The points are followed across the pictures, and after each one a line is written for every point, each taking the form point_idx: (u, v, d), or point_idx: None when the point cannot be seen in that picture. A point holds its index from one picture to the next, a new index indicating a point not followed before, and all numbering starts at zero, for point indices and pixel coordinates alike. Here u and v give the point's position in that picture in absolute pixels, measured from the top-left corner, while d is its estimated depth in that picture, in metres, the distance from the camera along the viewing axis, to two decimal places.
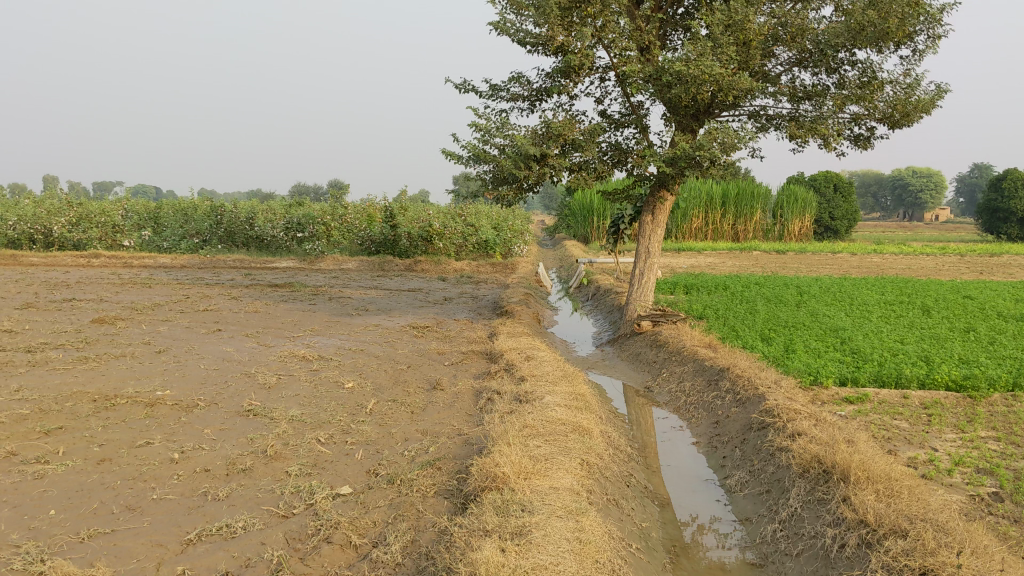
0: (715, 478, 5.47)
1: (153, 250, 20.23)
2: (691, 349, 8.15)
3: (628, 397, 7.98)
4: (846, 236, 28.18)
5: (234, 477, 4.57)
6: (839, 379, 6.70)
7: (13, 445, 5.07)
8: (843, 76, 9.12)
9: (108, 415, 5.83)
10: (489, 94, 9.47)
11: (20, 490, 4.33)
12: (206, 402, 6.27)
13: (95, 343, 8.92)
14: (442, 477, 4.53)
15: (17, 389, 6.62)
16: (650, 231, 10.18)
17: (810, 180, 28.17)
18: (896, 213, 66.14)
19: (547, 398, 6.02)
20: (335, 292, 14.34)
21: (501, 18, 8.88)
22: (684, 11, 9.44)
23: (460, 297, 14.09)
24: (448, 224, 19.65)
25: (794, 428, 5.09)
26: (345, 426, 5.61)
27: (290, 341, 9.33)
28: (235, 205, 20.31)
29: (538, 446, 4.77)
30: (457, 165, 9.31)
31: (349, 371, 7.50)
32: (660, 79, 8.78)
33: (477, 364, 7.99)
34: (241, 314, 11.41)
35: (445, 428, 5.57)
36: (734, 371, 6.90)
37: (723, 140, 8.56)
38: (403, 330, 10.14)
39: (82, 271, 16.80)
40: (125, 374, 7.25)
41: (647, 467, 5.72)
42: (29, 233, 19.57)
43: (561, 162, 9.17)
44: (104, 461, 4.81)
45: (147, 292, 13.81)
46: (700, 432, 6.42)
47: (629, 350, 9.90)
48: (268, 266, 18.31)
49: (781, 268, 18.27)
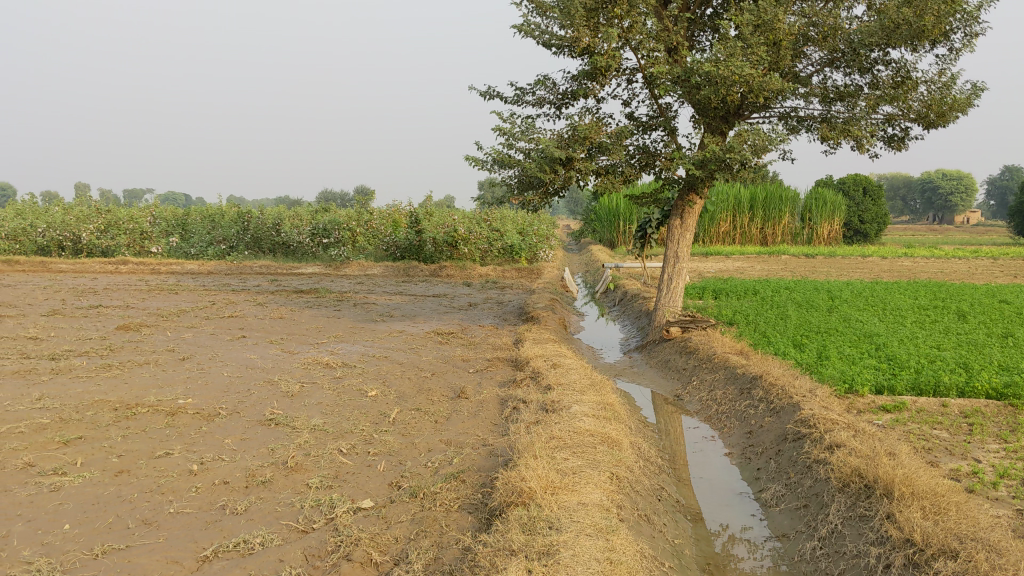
0: (749, 491, 5.28)
1: (180, 256, 20.28)
2: (721, 357, 7.95)
3: (657, 405, 7.79)
4: (877, 239, 27.74)
5: (253, 490, 4.45)
6: (874, 387, 6.48)
7: (31, 456, 4.98)
8: (876, 76, 8.90)
9: (128, 425, 5.74)
10: (515, 98, 9.33)
11: (35, 504, 4.24)
12: (227, 410, 6.16)
13: (119, 351, 8.86)
14: (467, 491, 4.39)
15: (39, 397, 6.56)
16: (679, 235, 10.01)
17: (839, 183, 27.78)
18: (925, 216, 65.33)
19: (574, 407, 5.85)
20: (359, 297, 14.25)
21: (526, 20, 8.73)
22: (713, 12, 9.28)
23: (486, 303, 13.94)
24: (473, 228, 19.51)
25: (832, 439, 4.90)
26: (367, 436, 5.48)
27: (314, 348, 9.22)
28: (262, 211, 20.45)
29: (566, 459, 4.61)
30: (481, 169, 9.16)
31: (372, 379, 7.36)
32: (688, 80, 8.61)
33: (502, 372, 7.84)
34: (265, 321, 11.32)
35: (470, 439, 5.43)
36: (767, 379, 6.70)
37: (754, 142, 8.38)
38: (428, 337, 10.02)
39: (109, 277, 16.84)
40: (148, 383, 7.16)
41: (678, 479, 5.55)
42: (58, 240, 19.69)
43: (588, 166, 9.03)
44: (121, 473, 4.71)
45: (173, 299, 13.79)
46: (733, 443, 6.24)
47: (658, 357, 9.72)
48: (294, 272, 18.28)
49: (812, 272, 17.95)
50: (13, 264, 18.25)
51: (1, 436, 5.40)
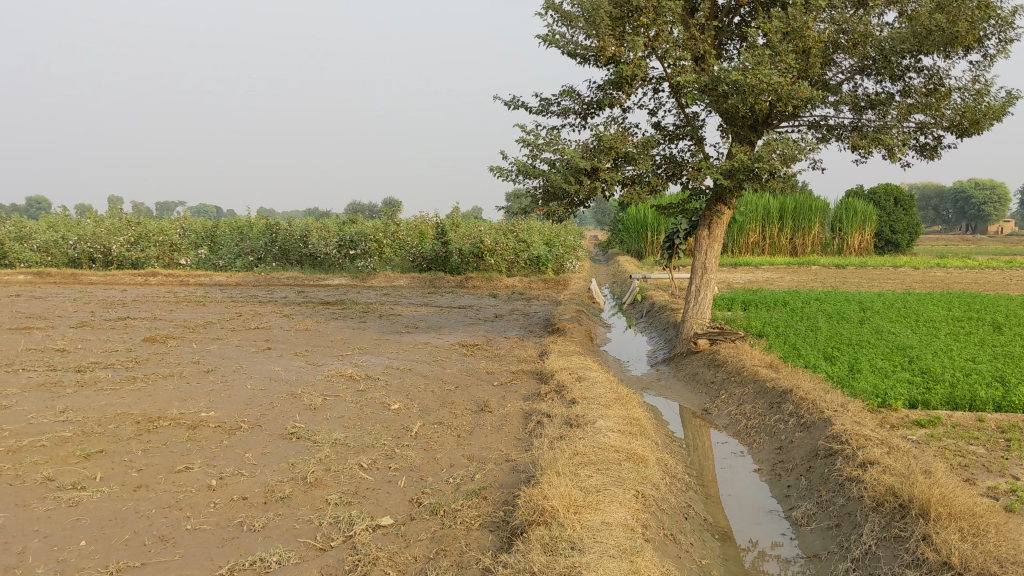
0: (779, 509, 5.14)
1: (209, 268, 20.38)
2: (750, 370, 7.80)
3: (685, 419, 7.66)
4: (908, 250, 27.32)
5: (271, 507, 4.38)
6: (908, 401, 6.31)
7: (51, 470, 4.95)
8: (908, 84, 8.74)
9: (150, 438, 5.71)
10: (539, 108, 9.26)
11: (53, 519, 4.20)
12: (249, 424, 6.11)
13: (144, 363, 8.85)
14: (488, 508, 4.30)
15: (63, 409, 6.54)
16: (707, 246, 9.87)
17: (870, 193, 27.41)
18: (958, 226, 64.45)
19: (598, 422, 5.73)
20: (385, 309, 14.22)
21: (550, 30, 8.66)
22: (741, 20, 9.17)
23: (512, 315, 13.84)
24: (500, 239, 19.42)
25: (865, 456, 4.75)
26: (389, 451, 5.41)
27: (338, 360, 9.18)
28: (290, 223, 20.57)
29: (589, 476, 4.50)
30: (505, 179, 9.09)
31: (396, 392, 7.29)
32: (716, 89, 8.50)
33: (527, 385, 7.74)
34: (291, 333, 11.30)
35: (492, 454, 5.34)
36: (797, 393, 6.54)
37: (782, 151, 8.25)
38: (453, 349, 9.95)
39: (138, 289, 16.95)
40: (171, 395, 7.13)
41: (705, 497, 5.41)
42: (89, 252, 19.85)
43: (613, 176, 8.94)
44: (140, 488, 4.66)
45: (201, 310, 13.84)
46: (762, 458, 6.10)
47: (686, 369, 9.57)
48: (320, 284, 18.30)
49: (843, 283, 17.69)
50: (44, 276, 18.45)
51: (23, 449, 5.38)
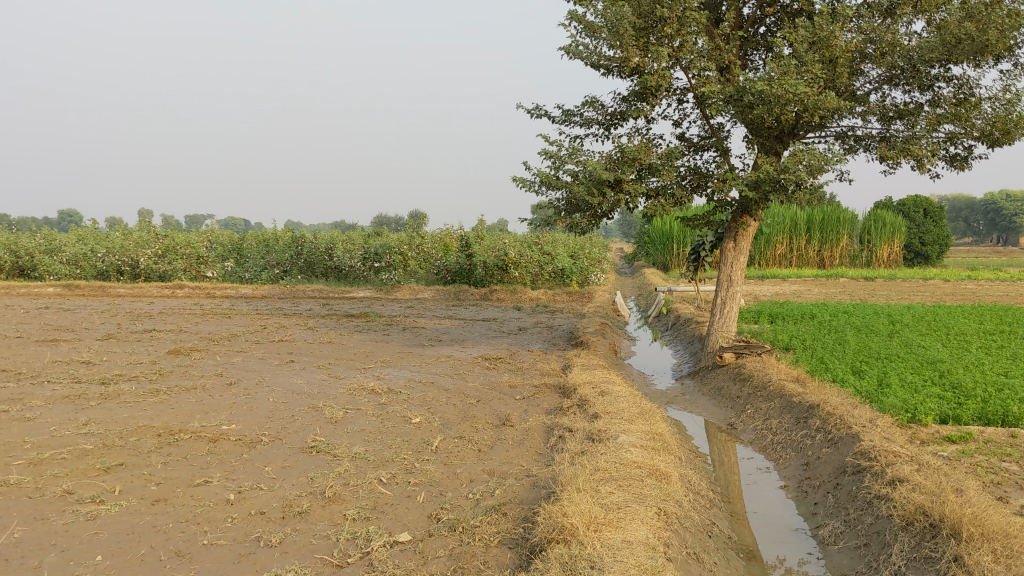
0: (806, 527, 5.03)
1: (235, 280, 20.48)
2: (777, 384, 7.68)
3: (710, 434, 7.55)
4: (938, 262, 26.95)
5: (289, 522, 4.34)
6: (939, 416, 6.17)
7: (71, 483, 4.94)
8: (937, 93, 8.61)
9: (170, 451, 5.69)
10: (562, 119, 9.20)
11: (70, 533, 4.18)
12: (269, 437, 6.08)
13: (168, 375, 8.87)
14: (508, 525, 4.23)
15: (85, 422, 6.55)
16: (732, 258, 9.77)
17: (899, 205, 27.08)
18: (990, 238, 63.61)
19: (621, 437, 5.65)
20: (409, 322, 14.19)
21: (573, 41, 8.61)
22: (767, 30, 9.09)
23: (536, 328, 13.77)
24: (524, 252, 19.34)
25: (894, 474, 4.63)
26: (408, 465, 5.36)
27: (361, 373, 9.15)
28: (315, 236, 20.63)
29: (610, 492, 4.43)
30: (528, 191, 9.04)
31: (417, 406, 7.24)
32: (741, 99, 8.41)
33: (550, 399, 7.66)
34: (314, 345, 11.29)
35: (513, 469, 5.28)
36: (825, 408, 6.42)
37: (809, 162, 8.15)
38: (476, 362, 9.90)
39: (165, 301, 17.04)
40: (193, 408, 7.13)
41: (730, 514, 5.31)
42: (116, 264, 20.00)
43: (637, 188, 8.87)
44: (158, 502, 4.63)
45: (226, 323, 13.88)
46: (788, 475, 5.98)
47: (711, 384, 9.46)
48: (345, 296, 18.33)
49: (872, 296, 17.45)
50: (73, 288, 18.60)
51: (44, 462, 5.38)
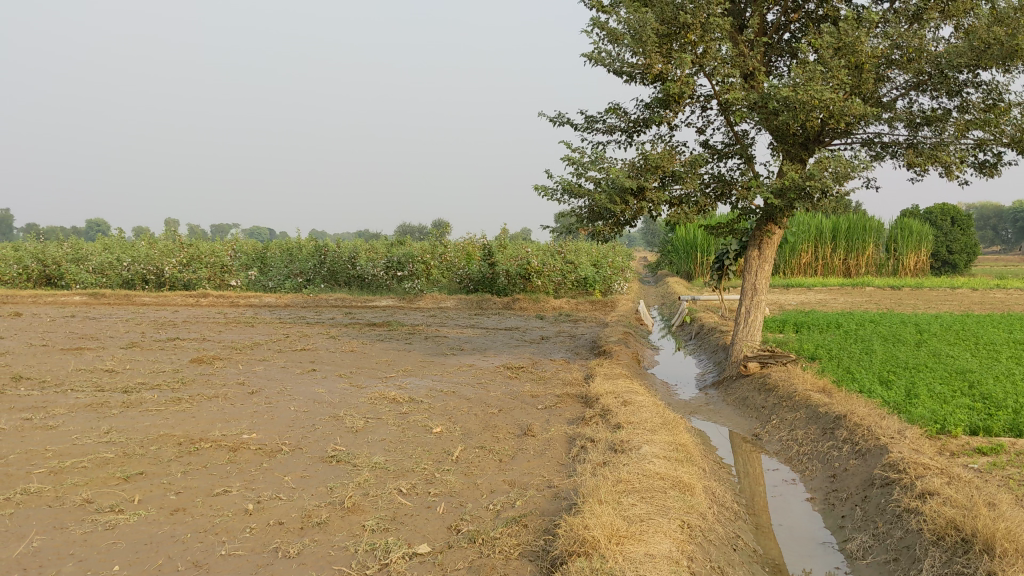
0: (833, 541, 4.92)
1: (259, 289, 20.54)
2: (802, 394, 7.56)
3: (734, 445, 7.44)
4: (966, 270, 26.62)
5: (308, 532, 4.30)
6: (969, 428, 6.04)
7: (90, 492, 4.93)
8: (966, 99, 8.50)
9: (190, 460, 5.67)
10: (585, 126, 9.15)
11: (89, 542, 4.16)
12: (290, 446, 6.05)
13: (190, 384, 8.87)
14: (529, 537, 4.17)
15: (106, 430, 6.55)
16: (757, 266, 9.66)
17: (926, 213, 26.77)
18: (1018, 247, 62.80)
19: (644, 448, 5.57)
20: (431, 331, 14.15)
21: (596, 47, 8.56)
22: (791, 36, 9.00)
23: (558, 337, 13.69)
24: (547, 260, 19.25)
25: (924, 486, 4.52)
26: (429, 475, 5.30)
27: (382, 382, 9.11)
28: (338, 245, 20.69)
29: (633, 504, 4.35)
30: (550, 199, 8.99)
31: (438, 415, 7.18)
32: (766, 106, 8.33)
33: (572, 409, 7.59)
34: (336, 354, 11.29)
35: (534, 480, 5.22)
36: (852, 419, 6.30)
37: (835, 169, 8.06)
38: (497, 371, 9.84)
39: (190, 310, 17.12)
40: (214, 416, 7.12)
41: (756, 527, 5.21)
42: (142, 273, 20.15)
43: (660, 196, 8.80)
44: (177, 512, 4.60)
45: (248, 332, 13.90)
46: (815, 487, 5.88)
47: (736, 394, 9.34)
48: (368, 305, 18.34)
49: (899, 305, 17.23)
50: (99, 297, 18.73)
51: (65, 471, 5.37)
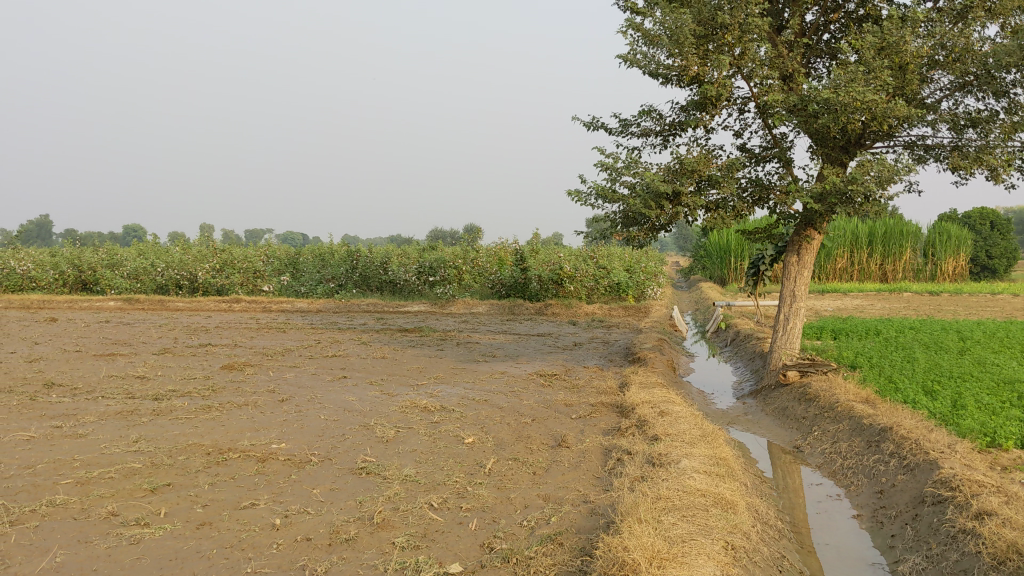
0: (883, 562, 4.70)
1: (291, 294, 20.52)
2: (845, 405, 7.33)
3: (774, 458, 7.22)
4: (1005, 275, 26.01)
5: (336, 549, 4.17)
6: (1020, 440, 5.78)
7: (116, 505, 4.83)
8: (1014, 100, 8.22)
9: (218, 471, 5.57)
10: (619, 130, 8.98)
11: (113, 557, 4.06)
12: (319, 457, 5.93)
13: (220, 391, 8.79)
14: (565, 557, 4.02)
15: (136, 439, 6.48)
16: (796, 272, 9.41)
17: (965, 217, 26.25)
18: None
19: (683, 462, 5.39)
20: (462, 336, 14.03)
21: (632, 49, 8.39)
22: (831, 37, 8.77)
23: (591, 344, 13.51)
24: (579, 266, 19.09)
25: (981, 506, 4.30)
26: (461, 489, 5.16)
27: (413, 390, 8.98)
28: (370, 250, 20.71)
29: (674, 524, 4.18)
30: (583, 204, 8.82)
31: (470, 425, 7.04)
32: (805, 109, 8.11)
33: (607, 419, 7.41)
34: (367, 361, 11.18)
35: (570, 494, 5.06)
36: (898, 431, 6.08)
37: (878, 173, 7.83)
38: (530, 379, 9.68)
39: (222, 315, 17.15)
40: (244, 425, 7.02)
41: (800, 545, 5.01)
42: (175, 278, 20.20)
43: (696, 201, 8.60)
44: (203, 526, 4.50)
45: (280, 337, 13.86)
46: (861, 503, 5.67)
47: (774, 403, 9.11)
48: (400, 311, 18.28)
49: (938, 311, 16.85)
50: (133, 302, 18.83)
51: (91, 481, 5.29)
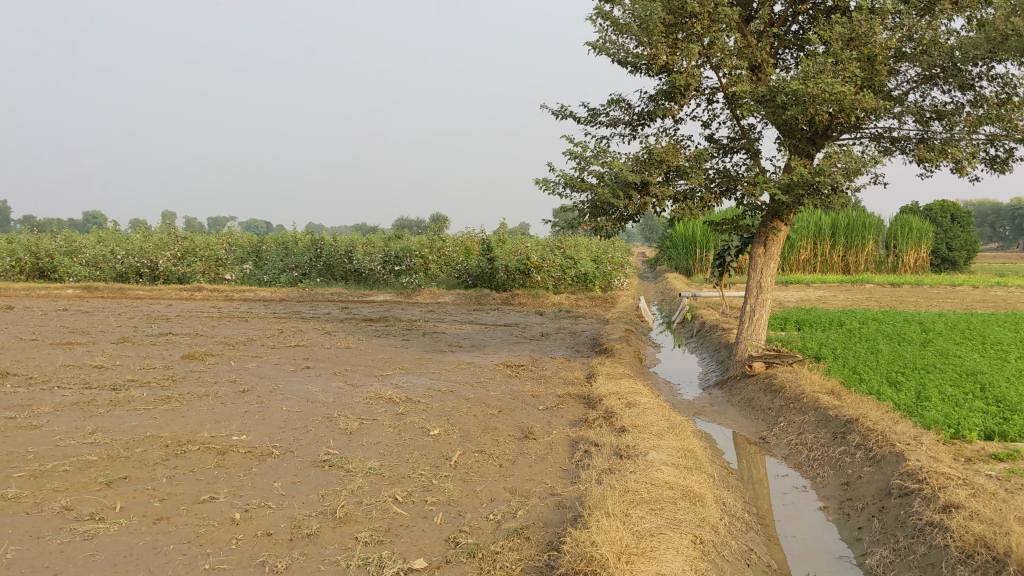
0: (850, 555, 4.69)
1: (254, 283, 20.29)
2: (810, 396, 7.34)
3: (741, 449, 7.21)
4: (965, 268, 26.39)
5: (297, 544, 4.07)
6: (984, 432, 5.81)
7: (69, 499, 4.69)
8: (979, 93, 8.26)
9: (176, 464, 5.44)
10: (588, 119, 8.91)
11: (65, 553, 3.93)
12: (280, 449, 5.81)
13: (180, 381, 8.62)
14: (532, 551, 3.96)
15: (92, 431, 6.31)
16: (762, 264, 9.41)
17: (926, 210, 26.54)
18: (1014, 244, 61.10)
19: (651, 454, 5.35)
20: (428, 327, 13.93)
21: (601, 37, 8.31)
22: (800, 28, 8.76)
23: (558, 334, 13.46)
24: (546, 256, 19.04)
25: (948, 499, 4.29)
26: (426, 482, 5.08)
27: (378, 380, 8.87)
28: (335, 238, 20.41)
29: (642, 517, 4.13)
30: (551, 193, 8.75)
31: (436, 416, 6.96)
32: (773, 100, 8.10)
33: (574, 410, 7.36)
34: (331, 351, 11.05)
35: (536, 487, 4.99)
36: (864, 423, 6.08)
37: (845, 164, 7.83)
38: (497, 369, 9.62)
39: (184, 304, 16.90)
40: (204, 417, 6.87)
41: (767, 538, 4.98)
42: (136, 266, 19.88)
43: (665, 191, 8.56)
44: (160, 521, 4.37)
45: (243, 326, 13.67)
46: (827, 495, 5.66)
47: (741, 394, 9.11)
48: (365, 300, 18.14)
49: (901, 303, 17.01)
50: (92, 290, 18.50)
51: (45, 475, 5.14)
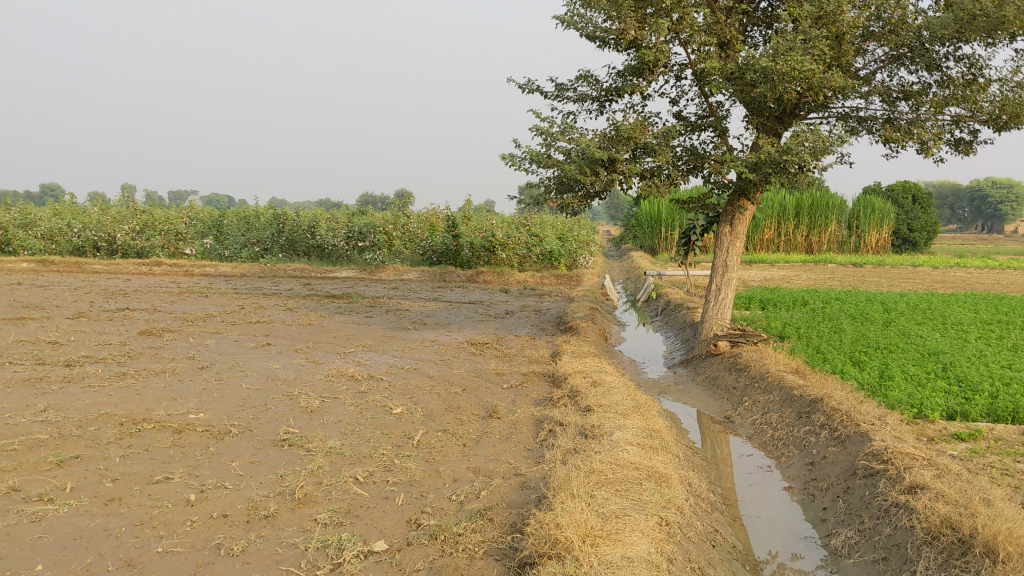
0: (815, 535, 4.68)
1: (214, 258, 19.96)
2: (775, 376, 7.33)
3: (705, 428, 7.18)
4: (926, 248, 26.71)
5: (254, 526, 3.96)
6: (946, 412, 5.82)
7: (18, 479, 4.53)
8: (946, 74, 8.25)
9: (130, 443, 5.28)
10: (555, 94, 8.79)
11: (11, 536, 3.78)
12: (238, 428, 5.68)
13: (137, 357, 8.43)
14: (495, 533, 3.89)
15: (43, 408, 6.13)
16: (729, 243, 9.36)
17: (888, 190, 26.75)
18: (972, 226, 61.90)
19: (616, 434, 5.29)
20: (392, 303, 13.77)
21: (569, 10, 8.18)
22: (769, 5, 8.67)
23: (523, 312, 13.37)
24: (512, 233, 18.92)
25: (913, 480, 4.28)
26: (388, 462, 4.98)
27: (340, 358, 8.73)
28: (297, 213, 20.03)
29: (608, 499, 4.07)
30: (517, 168, 8.63)
31: (399, 395, 6.85)
32: (741, 77, 8.03)
33: (539, 389, 7.29)
34: (293, 327, 10.87)
35: (500, 467, 4.91)
36: (829, 403, 6.06)
37: (813, 144, 7.79)
38: (461, 347, 9.52)
39: (142, 279, 16.59)
40: (161, 394, 6.71)
41: (731, 518, 4.95)
42: (93, 240, 19.47)
43: (632, 168, 8.47)
44: (112, 502, 4.23)
45: (203, 302, 13.43)
46: (792, 475, 5.65)
47: (706, 373, 9.09)
48: (328, 276, 17.92)
49: (863, 283, 17.10)
50: (47, 264, 18.09)
51: None
